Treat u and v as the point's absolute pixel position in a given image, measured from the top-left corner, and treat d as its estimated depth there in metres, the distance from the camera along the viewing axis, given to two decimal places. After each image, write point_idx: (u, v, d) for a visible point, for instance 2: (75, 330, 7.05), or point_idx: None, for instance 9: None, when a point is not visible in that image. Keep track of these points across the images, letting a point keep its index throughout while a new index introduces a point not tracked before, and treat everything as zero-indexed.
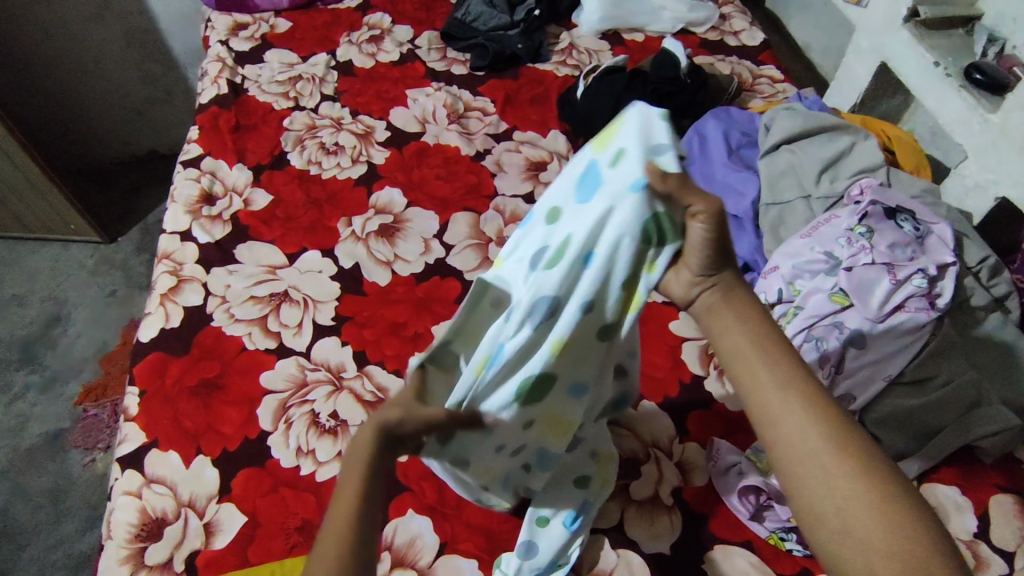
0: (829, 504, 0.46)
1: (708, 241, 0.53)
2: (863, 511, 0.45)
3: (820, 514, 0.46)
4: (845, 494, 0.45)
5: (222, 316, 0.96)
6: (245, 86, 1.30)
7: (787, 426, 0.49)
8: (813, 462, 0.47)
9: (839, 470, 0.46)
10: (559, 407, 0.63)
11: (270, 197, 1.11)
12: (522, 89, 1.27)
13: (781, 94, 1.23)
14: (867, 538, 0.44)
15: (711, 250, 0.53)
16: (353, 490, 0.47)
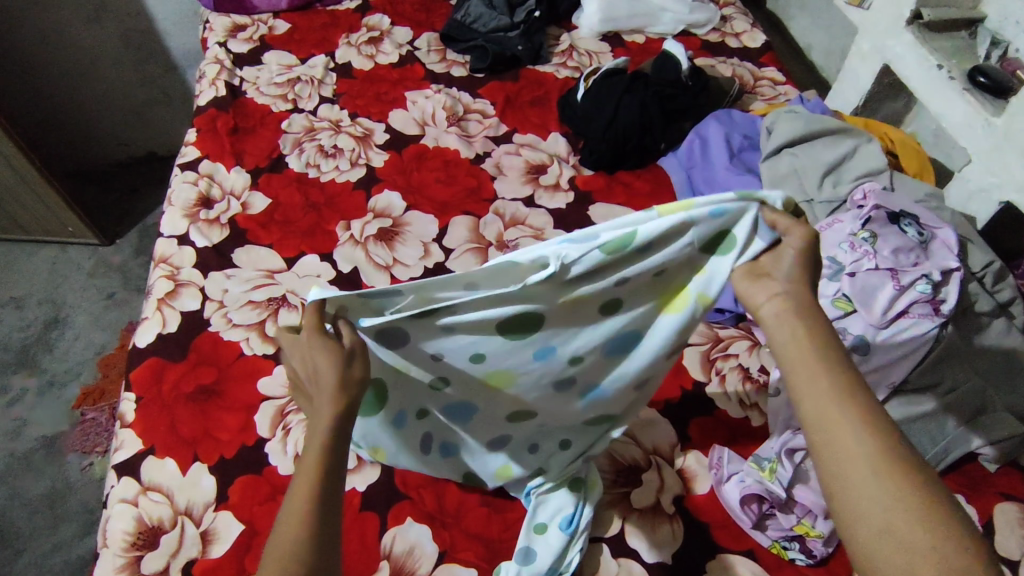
0: (869, 496, 0.45)
1: (804, 259, 0.55)
2: (900, 502, 0.44)
3: (868, 519, 0.44)
4: (881, 486, 0.45)
5: (219, 321, 0.95)
6: (243, 88, 1.29)
7: (842, 431, 0.48)
8: (866, 468, 0.46)
9: (889, 477, 0.45)
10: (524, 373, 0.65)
11: (268, 200, 1.10)
12: (522, 91, 1.26)
13: (783, 96, 1.22)
14: (917, 545, 0.43)
15: (803, 267, 0.55)
16: (316, 468, 0.50)
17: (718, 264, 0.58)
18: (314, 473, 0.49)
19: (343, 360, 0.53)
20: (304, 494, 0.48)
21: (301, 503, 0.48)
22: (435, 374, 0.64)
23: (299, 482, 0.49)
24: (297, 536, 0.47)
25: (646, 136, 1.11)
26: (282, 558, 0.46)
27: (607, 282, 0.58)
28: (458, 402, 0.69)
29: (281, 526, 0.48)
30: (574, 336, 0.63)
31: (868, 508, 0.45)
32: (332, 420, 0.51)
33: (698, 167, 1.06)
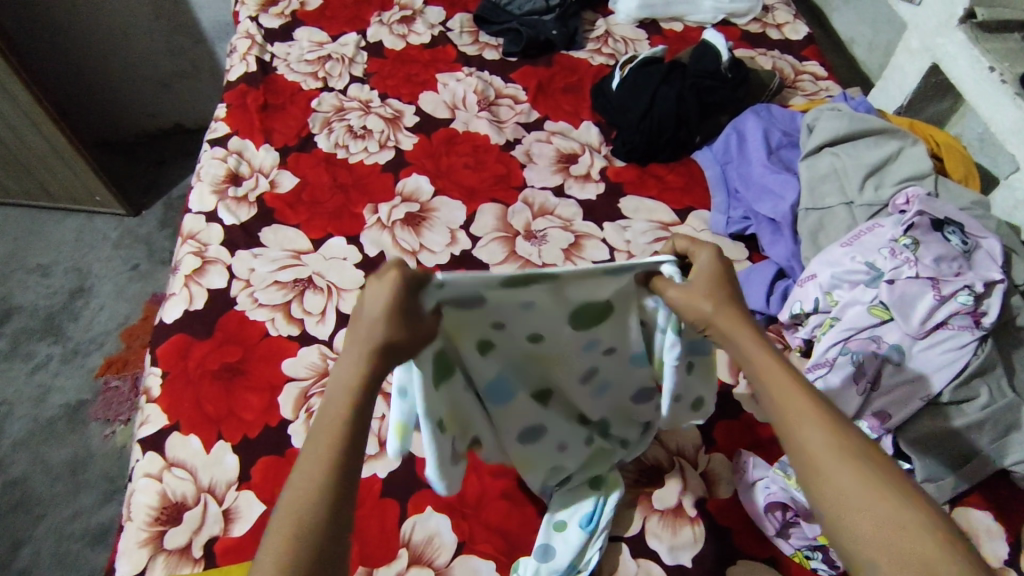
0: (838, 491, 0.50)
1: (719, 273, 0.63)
2: (847, 484, 0.50)
3: (843, 502, 0.49)
4: (844, 479, 0.50)
5: (245, 300, 0.95)
6: (273, 64, 1.28)
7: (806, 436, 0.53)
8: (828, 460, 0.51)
9: (840, 474, 0.50)
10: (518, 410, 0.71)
11: (296, 180, 1.10)
12: (555, 77, 1.23)
13: (824, 92, 1.18)
14: (873, 525, 0.47)
15: (717, 277, 0.63)
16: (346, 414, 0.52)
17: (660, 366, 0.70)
18: (330, 444, 0.50)
19: (388, 322, 0.55)
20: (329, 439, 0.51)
21: (315, 477, 0.49)
22: (482, 338, 0.65)
23: (315, 450, 0.50)
24: (314, 503, 0.48)
25: (682, 129, 1.07)
26: (293, 528, 0.46)
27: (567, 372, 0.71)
28: (497, 384, 0.68)
29: (291, 492, 0.48)
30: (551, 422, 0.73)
31: (832, 494, 0.50)
32: (355, 392, 0.53)
33: (733, 163, 1.03)
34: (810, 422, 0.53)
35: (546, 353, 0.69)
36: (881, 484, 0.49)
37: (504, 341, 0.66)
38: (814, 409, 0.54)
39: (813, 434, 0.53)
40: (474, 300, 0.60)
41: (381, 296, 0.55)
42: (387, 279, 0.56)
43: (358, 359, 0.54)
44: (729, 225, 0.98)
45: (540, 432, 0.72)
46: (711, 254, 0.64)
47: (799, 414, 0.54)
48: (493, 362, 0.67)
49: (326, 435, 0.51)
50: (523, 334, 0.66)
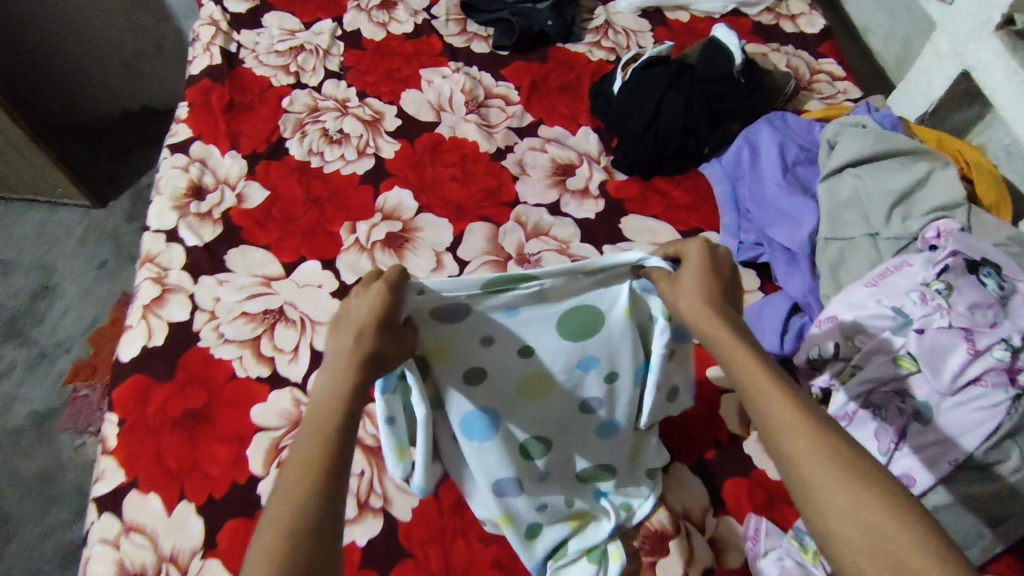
0: (831, 498, 0.46)
1: (703, 263, 0.59)
2: (836, 494, 0.46)
3: (825, 515, 0.46)
4: (833, 488, 0.46)
5: (210, 335, 0.87)
6: (240, 56, 1.16)
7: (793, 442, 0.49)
8: (813, 467, 0.47)
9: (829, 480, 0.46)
10: (507, 431, 0.67)
11: (266, 192, 1.00)
12: (550, 75, 1.12)
13: (841, 95, 1.09)
14: (858, 537, 0.44)
15: (704, 272, 0.59)
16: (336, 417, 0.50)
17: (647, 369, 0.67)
18: (322, 445, 0.48)
19: (375, 330, 0.53)
20: (317, 443, 0.48)
21: (307, 477, 0.46)
22: (469, 363, 0.63)
23: (306, 454, 0.47)
24: (311, 502, 0.45)
25: (690, 139, 0.98)
26: (288, 522, 0.43)
27: (562, 398, 0.67)
28: (481, 410, 0.65)
29: (282, 495, 0.45)
30: (556, 443, 0.70)
31: (823, 503, 0.46)
32: (346, 392, 0.51)
33: (745, 178, 0.95)
34: (794, 426, 0.49)
35: (536, 372, 0.65)
36: (865, 491, 0.45)
37: (492, 363, 0.64)
38: (794, 411, 0.50)
39: (798, 440, 0.49)
40: (457, 309, 0.59)
41: (365, 306, 0.54)
42: (373, 291, 0.55)
43: (342, 369, 0.52)
44: (741, 251, 0.90)
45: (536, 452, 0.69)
46: (700, 245, 0.60)
47: (784, 424, 0.50)
48: (483, 393, 0.65)
49: (318, 435, 0.49)
50: (511, 351, 0.63)
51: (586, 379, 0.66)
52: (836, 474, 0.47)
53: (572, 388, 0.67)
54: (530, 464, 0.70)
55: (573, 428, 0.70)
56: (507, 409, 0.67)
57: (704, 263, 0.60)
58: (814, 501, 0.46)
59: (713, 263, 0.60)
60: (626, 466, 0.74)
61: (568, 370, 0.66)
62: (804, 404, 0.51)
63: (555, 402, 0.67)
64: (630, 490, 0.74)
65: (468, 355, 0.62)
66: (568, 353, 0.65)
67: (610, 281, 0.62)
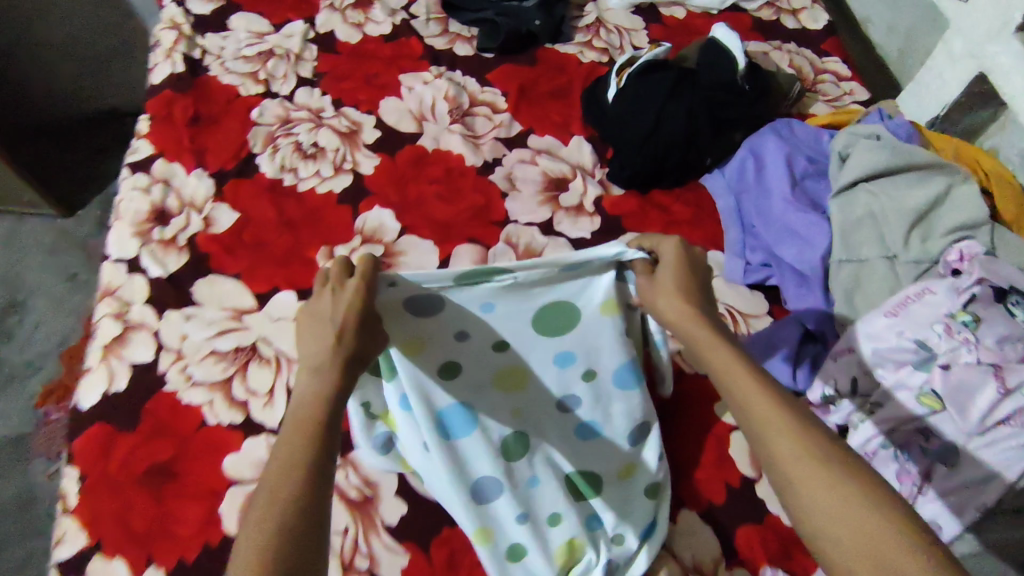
0: (817, 498, 0.48)
1: (679, 260, 0.60)
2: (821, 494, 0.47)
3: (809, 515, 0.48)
4: (819, 487, 0.48)
5: (177, 378, 0.81)
6: (205, 63, 1.08)
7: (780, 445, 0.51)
8: (798, 467, 0.49)
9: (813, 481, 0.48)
10: (489, 427, 0.64)
11: (235, 215, 0.93)
12: (539, 79, 1.05)
13: (847, 97, 1.03)
14: (842, 536, 0.46)
15: (682, 272, 0.60)
16: (317, 417, 0.49)
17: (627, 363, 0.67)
18: (302, 446, 0.48)
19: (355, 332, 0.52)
20: (297, 445, 0.48)
21: (286, 488, 0.45)
22: (445, 357, 0.61)
23: (287, 458, 0.47)
24: (290, 512, 0.44)
25: (692, 151, 0.91)
26: (273, 524, 0.44)
27: (542, 391, 0.66)
28: (458, 406, 0.63)
29: (262, 503, 0.45)
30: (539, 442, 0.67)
31: (806, 502, 0.48)
32: (325, 395, 0.50)
33: (750, 193, 0.88)
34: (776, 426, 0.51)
35: (511, 364, 0.64)
36: (850, 489, 0.47)
37: (469, 358, 0.62)
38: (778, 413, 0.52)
39: (782, 442, 0.51)
40: (432, 301, 0.57)
41: (342, 304, 0.53)
42: (348, 292, 0.53)
43: (323, 370, 0.51)
44: (747, 273, 0.84)
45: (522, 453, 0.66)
46: (674, 243, 0.61)
47: (768, 424, 0.52)
48: (458, 385, 0.63)
49: (299, 437, 0.48)
50: (486, 344, 0.62)
51: (568, 374, 0.66)
52: (817, 469, 0.49)
53: (552, 382, 0.66)
54: (513, 468, 0.65)
55: (554, 427, 0.67)
56: (487, 403, 0.64)
57: (683, 262, 0.60)
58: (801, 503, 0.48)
59: (692, 262, 0.61)
60: (616, 480, 0.70)
61: (550, 366, 0.64)
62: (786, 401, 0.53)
63: (535, 395, 0.66)
64: (627, 522, 0.69)
65: (444, 351, 0.61)
66: (549, 347, 0.64)
67: (586, 276, 0.61)
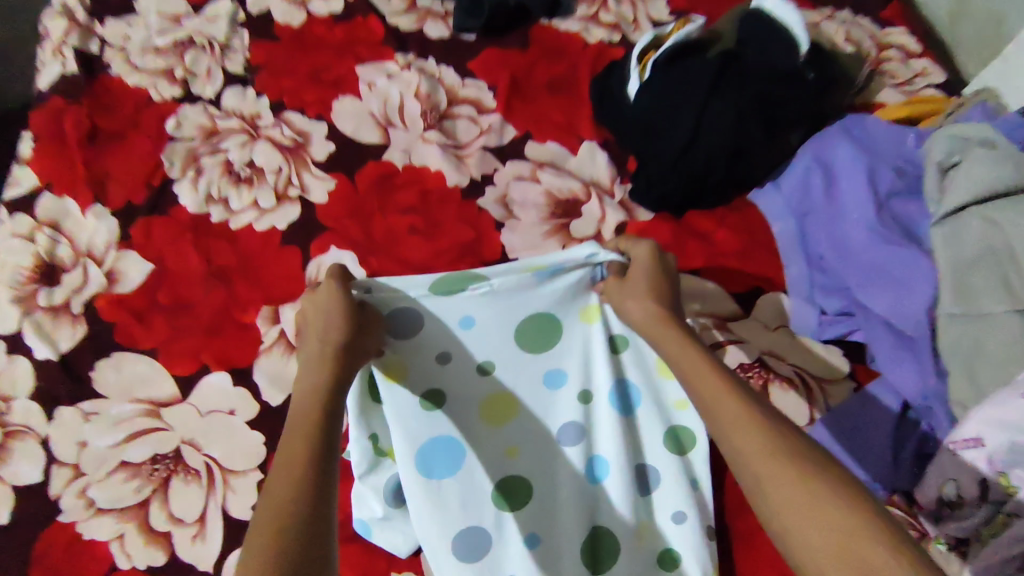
0: (783, 493, 0.40)
1: (653, 267, 0.54)
2: (791, 493, 0.40)
3: (782, 515, 0.40)
4: (788, 484, 0.40)
5: (75, 505, 0.61)
6: (104, 58, 0.84)
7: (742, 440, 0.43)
8: (765, 464, 0.42)
9: (782, 476, 0.41)
10: (479, 470, 0.54)
11: (147, 267, 0.71)
12: (534, 67, 0.83)
13: (921, 79, 0.84)
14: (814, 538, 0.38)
15: (654, 274, 0.54)
16: (316, 415, 0.44)
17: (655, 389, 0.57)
18: (306, 447, 0.42)
19: (343, 328, 0.46)
20: (299, 444, 0.42)
21: (288, 488, 0.39)
22: (428, 384, 0.53)
23: (294, 444, 0.42)
24: (298, 503, 0.39)
25: (739, 163, 0.71)
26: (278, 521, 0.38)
27: (534, 424, 0.56)
28: (448, 440, 0.53)
29: (265, 499, 0.39)
30: (543, 484, 0.56)
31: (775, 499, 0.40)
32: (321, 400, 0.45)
33: (819, 216, 0.70)
34: (741, 420, 0.44)
35: (505, 392, 0.55)
36: (826, 488, 0.39)
37: (453, 387, 0.53)
38: (746, 411, 0.44)
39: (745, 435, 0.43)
40: (409, 322, 0.50)
41: (321, 305, 0.47)
42: (323, 294, 0.48)
43: (317, 369, 0.46)
44: (823, 327, 0.67)
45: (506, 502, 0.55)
46: (649, 250, 0.54)
47: (730, 418, 0.45)
48: (446, 418, 0.53)
49: (300, 439, 0.43)
50: (470, 367, 0.53)
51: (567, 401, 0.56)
52: (784, 462, 0.41)
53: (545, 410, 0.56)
54: (505, 522, 0.55)
55: (549, 468, 0.56)
56: (473, 436, 0.54)
57: (657, 265, 0.54)
58: (770, 504, 0.41)
59: (663, 269, 0.55)
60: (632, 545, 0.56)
61: (538, 389, 0.55)
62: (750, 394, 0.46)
63: (524, 428, 0.55)
64: None
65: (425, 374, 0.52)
66: (537, 366, 0.55)
67: (568, 282, 0.53)
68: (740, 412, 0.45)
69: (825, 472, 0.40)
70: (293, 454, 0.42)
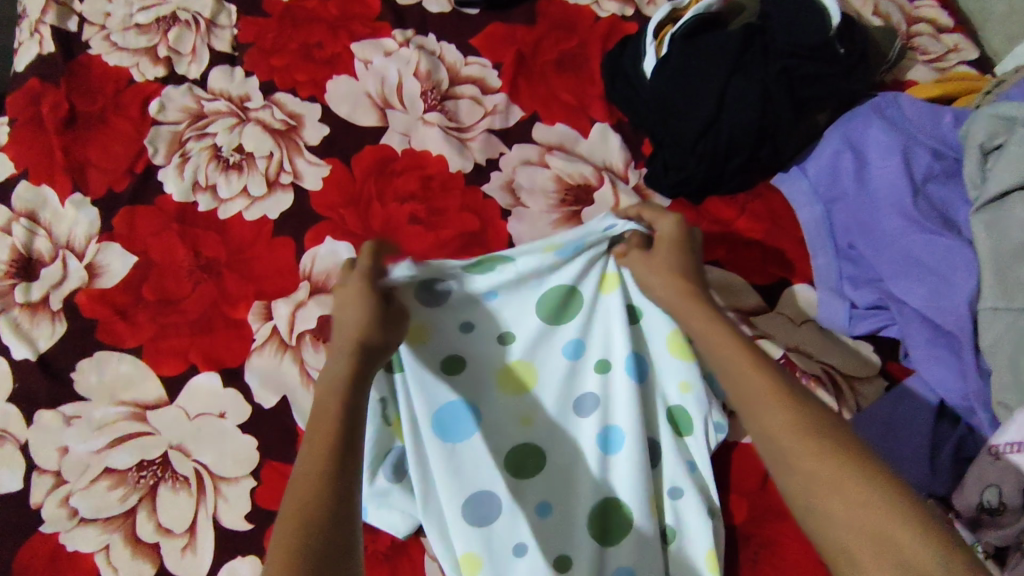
0: (803, 470, 0.41)
1: (679, 237, 0.54)
2: (810, 468, 0.41)
3: (802, 489, 0.41)
4: (806, 459, 0.41)
5: (56, 515, 0.56)
6: (83, 36, 0.78)
7: (764, 418, 0.44)
8: (784, 441, 0.42)
9: (803, 452, 0.41)
10: (494, 440, 0.54)
11: (131, 260, 0.66)
12: (541, 43, 0.78)
13: (954, 55, 0.78)
14: (834, 512, 0.39)
15: (679, 246, 0.53)
16: (337, 406, 0.42)
17: (676, 364, 0.57)
18: (329, 437, 0.41)
19: (364, 319, 0.46)
20: (321, 434, 0.41)
21: (310, 481, 0.39)
22: (449, 350, 0.54)
23: (314, 439, 0.41)
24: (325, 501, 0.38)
25: (766, 144, 0.66)
26: (301, 515, 0.37)
27: (551, 394, 0.55)
28: (462, 406, 0.53)
29: (292, 486, 0.39)
30: (559, 456, 0.54)
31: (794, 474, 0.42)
32: (345, 390, 0.43)
33: (849, 203, 0.65)
34: (760, 394, 0.45)
35: (522, 360, 0.55)
36: (847, 463, 0.40)
37: (473, 354, 0.54)
38: (767, 387, 0.45)
39: (768, 413, 0.44)
40: (435, 292, 0.52)
41: (346, 298, 0.47)
42: (348, 286, 0.48)
43: (342, 355, 0.45)
44: (853, 320, 0.63)
45: (524, 472, 0.54)
46: (675, 224, 0.54)
47: (754, 397, 0.45)
48: (464, 382, 0.54)
49: (324, 426, 0.42)
50: (492, 335, 0.55)
51: (583, 373, 0.55)
52: (806, 439, 0.42)
53: (562, 380, 0.55)
54: (521, 490, 0.53)
55: (565, 440, 0.55)
56: (490, 403, 0.54)
57: (683, 237, 0.54)
58: (790, 478, 0.42)
59: (691, 246, 0.55)
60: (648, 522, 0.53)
61: (557, 357, 0.55)
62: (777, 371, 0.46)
63: (542, 398, 0.55)
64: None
65: (442, 338, 0.53)
66: (556, 333, 0.55)
67: (585, 253, 0.53)
68: (762, 387, 0.45)
69: (846, 447, 0.41)
70: (315, 442, 0.41)
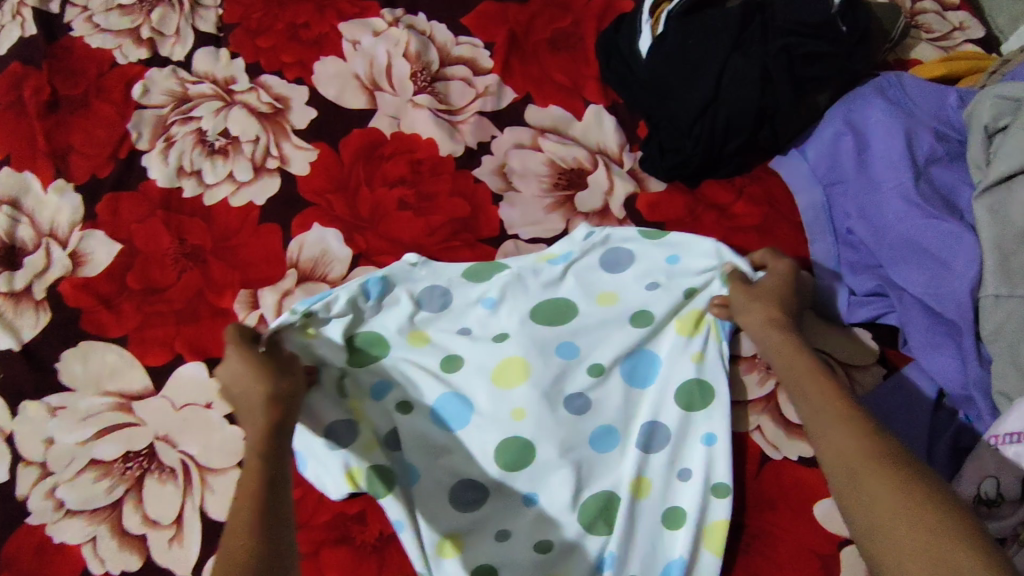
0: (866, 494, 0.42)
1: (785, 286, 0.58)
2: (877, 489, 0.42)
3: (863, 502, 0.42)
4: (874, 481, 0.43)
5: (42, 506, 0.56)
6: (64, 17, 0.76)
7: (832, 437, 0.46)
8: (852, 463, 0.44)
9: (870, 474, 0.43)
10: (477, 433, 0.56)
11: (115, 248, 0.65)
12: (535, 22, 0.76)
13: (959, 32, 0.76)
14: (893, 533, 0.40)
15: (779, 290, 0.58)
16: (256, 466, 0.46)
17: (673, 355, 0.59)
18: (252, 486, 0.45)
19: (262, 377, 0.50)
20: (244, 493, 0.44)
21: (238, 534, 0.42)
22: (446, 350, 0.58)
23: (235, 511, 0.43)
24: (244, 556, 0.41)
25: (765, 127, 0.65)
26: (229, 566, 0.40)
27: (540, 389, 0.56)
28: (450, 399, 0.56)
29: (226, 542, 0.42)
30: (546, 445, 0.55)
31: (854, 495, 0.43)
32: (261, 448, 0.47)
33: (849, 187, 0.64)
34: (832, 418, 0.47)
35: (516, 357, 0.57)
36: (913, 491, 0.41)
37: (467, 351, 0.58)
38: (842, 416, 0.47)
39: (835, 435, 0.46)
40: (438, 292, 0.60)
41: (235, 370, 0.51)
42: (233, 358, 0.52)
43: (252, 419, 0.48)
44: (851, 309, 0.62)
45: (510, 463, 0.55)
46: (787, 268, 0.59)
47: (825, 422, 0.47)
48: (461, 379, 0.57)
49: (248, 480, 0.45)
50: (488, 335, 0.58)
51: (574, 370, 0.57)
52: (875, 465, 0.43)
53: (556, 376, 0.57)
54: (506, 480, 0.55)
55: (551, 433, 0.55)
56: (482, 396, 0.57)
57: (791, 281, 0.58)
58: (854, 496, 0.43)
59: (800, 290, 0.59)
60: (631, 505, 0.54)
61: (546, 356, 0.57)
62: (861, 407, 0.48)
63: (530, 394, 0.56)
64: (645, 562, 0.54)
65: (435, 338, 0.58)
66: (546, 333, 0.58)
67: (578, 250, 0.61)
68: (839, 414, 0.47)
69: (915, 477, 0.42)
70: (244, 497, 0.44)
